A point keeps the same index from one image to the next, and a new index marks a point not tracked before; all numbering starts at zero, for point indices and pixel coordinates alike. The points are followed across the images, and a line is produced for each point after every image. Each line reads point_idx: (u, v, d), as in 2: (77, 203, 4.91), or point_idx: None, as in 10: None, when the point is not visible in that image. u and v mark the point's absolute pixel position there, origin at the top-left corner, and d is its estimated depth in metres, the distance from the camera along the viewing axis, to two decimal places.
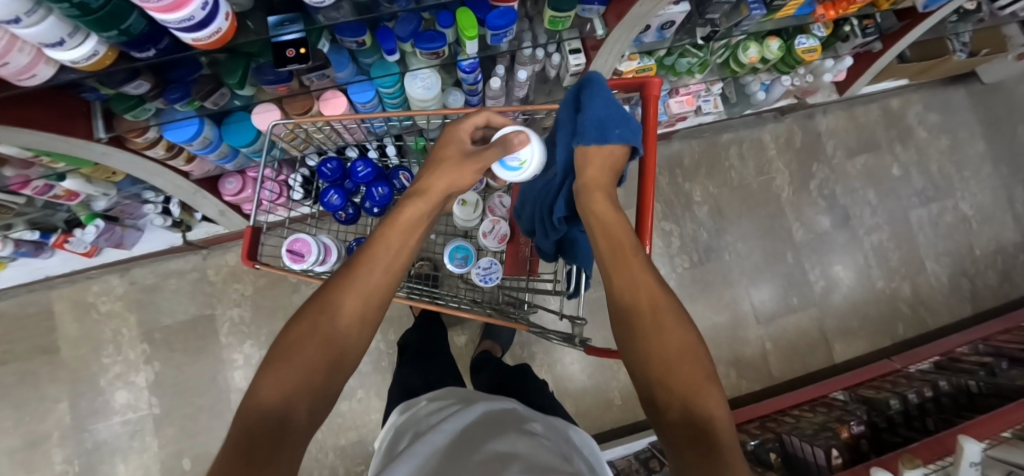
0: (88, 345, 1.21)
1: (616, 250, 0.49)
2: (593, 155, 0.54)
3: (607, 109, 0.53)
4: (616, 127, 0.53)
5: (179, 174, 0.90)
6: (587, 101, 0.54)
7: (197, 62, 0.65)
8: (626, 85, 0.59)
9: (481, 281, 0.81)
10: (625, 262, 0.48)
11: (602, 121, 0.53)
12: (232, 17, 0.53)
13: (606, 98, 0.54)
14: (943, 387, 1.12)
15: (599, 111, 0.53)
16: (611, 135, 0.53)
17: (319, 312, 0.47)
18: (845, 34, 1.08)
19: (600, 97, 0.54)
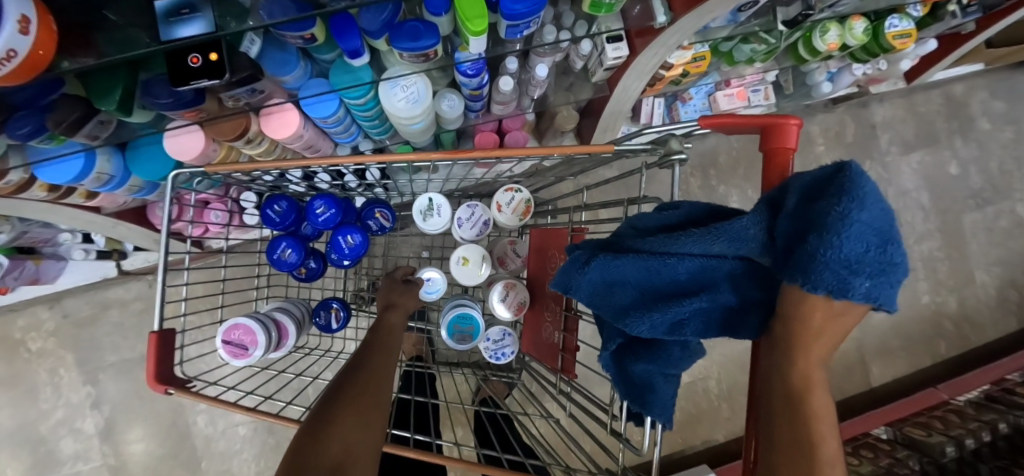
0: (20, 388, 1.03)
1: (801, 439, 0.27)
2: (815, 305, 0.27)
3: (873, 248, 0.25)
4: (869, 280, 0.25)
5: (82, 211, 0.68)
6: (838, 219, 0.25)
7: (58, 79, 0.41)
8: (739, 127, 0.39)
9: (491, 358, 0.64)
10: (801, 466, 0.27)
11: (852, 266, 0.25)
12: (44, 24, 0.29)
13: (884, 219, 0.26)
14: (1002, 430, 1.00)
15: (856, 243, 0.25)
16: (857, 295, 0.25)
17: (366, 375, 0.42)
18: (946, 14, 0.86)
19: (871, 215, 0.25)
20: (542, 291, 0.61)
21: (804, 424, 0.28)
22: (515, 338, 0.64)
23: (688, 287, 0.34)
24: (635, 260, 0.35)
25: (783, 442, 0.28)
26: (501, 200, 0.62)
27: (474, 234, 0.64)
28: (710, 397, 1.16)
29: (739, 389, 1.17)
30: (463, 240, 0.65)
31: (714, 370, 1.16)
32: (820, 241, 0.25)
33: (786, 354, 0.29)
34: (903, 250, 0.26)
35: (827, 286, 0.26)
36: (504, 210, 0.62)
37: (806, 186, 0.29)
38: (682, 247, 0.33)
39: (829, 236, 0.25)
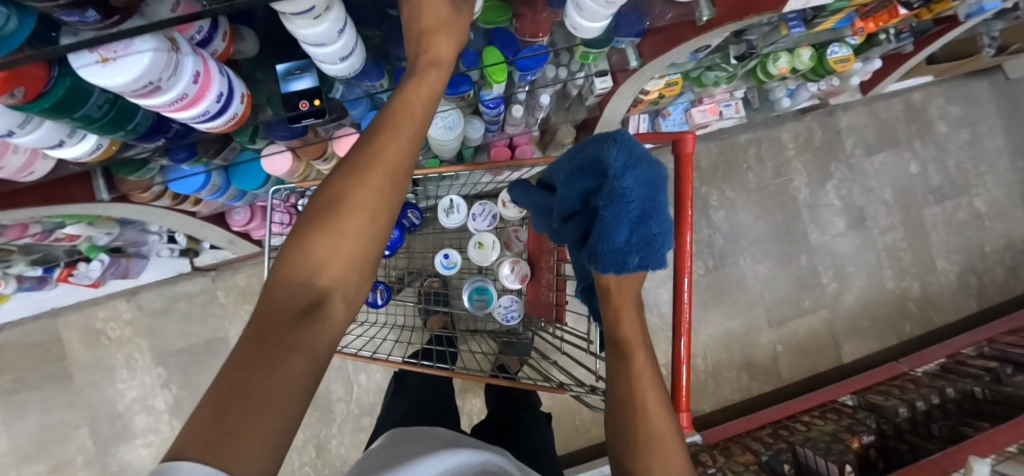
0: (102, 371, 1.20)
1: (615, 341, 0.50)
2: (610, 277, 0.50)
3: (637, 231, 0.47)
4: (639, 254, 0.48)
5: (185, 215, 0.85)
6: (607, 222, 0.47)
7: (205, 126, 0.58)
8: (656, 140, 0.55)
9: (503, 320, 0.80)
10: (628, 363, 0.47)
11: (621, 249, 0.47)
12: (249, 98, 0.48)
13: (640, 206, 0.47)
14: (950, 394, 1.15)
15: (621, 235, 0.47)
16: (632, 265, 0.48)
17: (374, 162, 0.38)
18: (880, 41, 1.02)
19: (630, 212, 0.47)
20: (540, 268, 0.78)
21: (624, 338, 0.49)
22: (521, 303, 0.80)
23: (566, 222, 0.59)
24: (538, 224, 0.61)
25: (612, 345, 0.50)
26: (505, 198, 0.79)
27: (486, 226, 0.81)
28: (697, 373, 1.32)
29: (723, 365, 1.33)
30: (476, 230, 0.82)
31: (701, 349, 1.32)
32: (604, 239, 0.48)
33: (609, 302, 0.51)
34: (654, 228, 0.47)
35: (615, 263, 0.48)
36: (507, 205, 0.79)
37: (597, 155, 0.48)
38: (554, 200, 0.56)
39: (607, 235, 0.48)
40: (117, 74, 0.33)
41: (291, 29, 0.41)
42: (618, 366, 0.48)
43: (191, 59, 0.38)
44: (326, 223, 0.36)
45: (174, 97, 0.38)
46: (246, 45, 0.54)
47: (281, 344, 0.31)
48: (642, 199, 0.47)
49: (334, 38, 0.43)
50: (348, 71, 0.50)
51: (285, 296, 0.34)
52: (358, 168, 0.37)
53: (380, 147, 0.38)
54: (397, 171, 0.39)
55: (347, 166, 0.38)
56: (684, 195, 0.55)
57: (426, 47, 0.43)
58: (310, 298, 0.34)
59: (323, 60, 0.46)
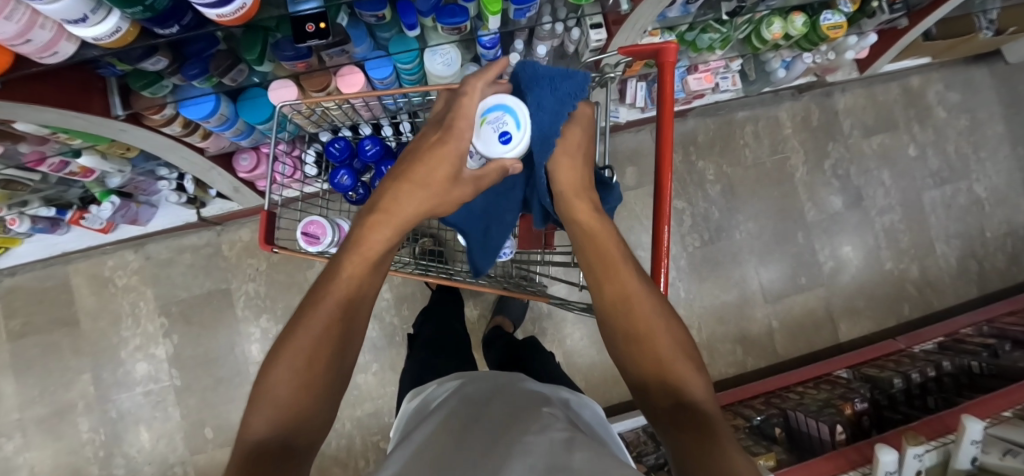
0: (108, 320, 1.24)
1: (588, 263, 0.49)
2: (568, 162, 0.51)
3: (540, 137, 0.49)
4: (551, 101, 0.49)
5: (194, 151, 0.89)
6: (529, 93, 0.49)
7: (213, 36, 0.63)
8: (638, 53, 0.55)
9: (495, 256, 0.81)
10: (609, 272, 0.47)
11: (539, 93, 0.49)
12: None
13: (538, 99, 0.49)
14: (946, 367, 1.14)
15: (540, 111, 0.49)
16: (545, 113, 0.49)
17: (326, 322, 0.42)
18: (873, 10, 1.04)
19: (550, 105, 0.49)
20: None
21: (586, 247, 0.50)
22: (514, 240, 0.81)
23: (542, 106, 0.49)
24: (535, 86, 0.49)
25: (592, 269, 0.49)
26: None
27: None
28: None
29: (718, 339, 1.33)
30: None
31: (695, 321, 1.32)
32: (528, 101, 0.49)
33: (565, 201, 0.51)
34: (556, 108, 0.49)
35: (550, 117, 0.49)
36: None
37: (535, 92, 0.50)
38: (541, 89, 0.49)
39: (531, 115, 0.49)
40: None
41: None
42: (606, 291, 0.47)
43: None
44: (286, 401, 0.38)
45: None
46: None
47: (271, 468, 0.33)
48: (559, 102, 0.49)
49: None
50: None
51: (255, 445, 0.36)
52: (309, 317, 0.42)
53: (339, 277, 0.45)
54: (346, 296, 0.44)
55: (296, 320, 0.42)
56: (665, 102, 0.53)
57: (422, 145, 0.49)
58: (284, 440, 0.37)
59: None
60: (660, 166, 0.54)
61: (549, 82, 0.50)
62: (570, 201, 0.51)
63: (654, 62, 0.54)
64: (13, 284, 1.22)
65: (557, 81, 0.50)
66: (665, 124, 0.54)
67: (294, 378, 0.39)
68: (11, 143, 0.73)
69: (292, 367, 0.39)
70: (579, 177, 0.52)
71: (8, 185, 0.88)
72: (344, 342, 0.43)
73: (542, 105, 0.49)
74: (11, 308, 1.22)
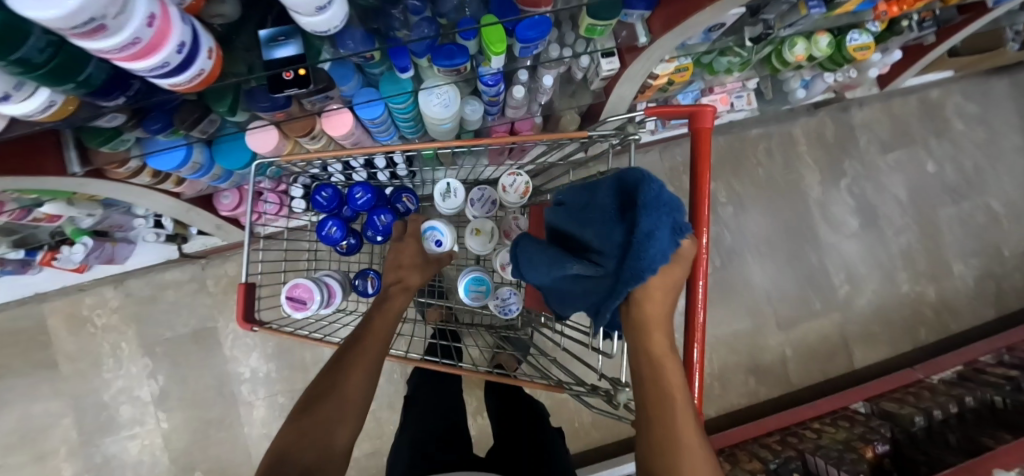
0: (88, 360, 1.17)
1: (646, 395, 0.43)
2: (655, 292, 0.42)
3: (640, 268, 0.39)
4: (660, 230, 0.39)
5: (168, 196, 0.82)
6: (643, 210, 0.40)
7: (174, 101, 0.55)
8: (670, 115, 0.48)
9: (500, 313, 0.74)
10: (665, 400, 0.41)
11: (654, 214, 0.39)
12: (214, 53, 0.44)
13: (651, 221, 0.39)
14: (967, 403, 1.09)
15: (654, 236, 0.39)
16: (657, 244, 0.39)
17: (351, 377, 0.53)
18: (902, 29, 0.97)
19: (662, 231, 0.39)
20: None
21: (648, 377, 0.43)
22: (520, 296, 0.74)
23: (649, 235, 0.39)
24: (648, 207, 0.40)
25: (648, 404, 0.42)
26: (504, 182, 0.72)
27: (483, 213, 0.75)
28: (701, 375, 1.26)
29: (729, 369, 1.28)
30: (474, 217, 0.75)
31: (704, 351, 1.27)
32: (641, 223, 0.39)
33: (639, 327, 0.43)
34: (665, 241, 0.39)
35: (656, 252, 0.39)
36: (506, 190, 0.71)
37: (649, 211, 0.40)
38: (657, 214, 0.39)
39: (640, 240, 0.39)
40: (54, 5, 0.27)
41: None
42: (658, 434, 0.41)
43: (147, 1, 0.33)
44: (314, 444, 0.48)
45: (125, 42, 0.33)
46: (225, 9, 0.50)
47: None
48: (671, 235, 0.40)
49: None
50: (330, 24, 0.44)
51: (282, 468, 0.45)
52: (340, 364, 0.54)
53: (368, 330, 0.58)
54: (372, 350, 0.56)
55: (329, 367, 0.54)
56: (702, 176, 0.46)
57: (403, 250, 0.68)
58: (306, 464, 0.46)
59: (299, 11, 0.40)
60: (694, 250, 0.48)
61: (667, 208, 0.40)
62: (649, 326, 0.43)
63: (688, 126, 0.47)
64: None
65: (671, 208, 0.40)
66: (701, 202, 0.47)
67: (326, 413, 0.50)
68: None
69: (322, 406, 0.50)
70: (667, 303, 0.43)
71: None
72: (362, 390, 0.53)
73: (654, 231, 0.39)
74: None
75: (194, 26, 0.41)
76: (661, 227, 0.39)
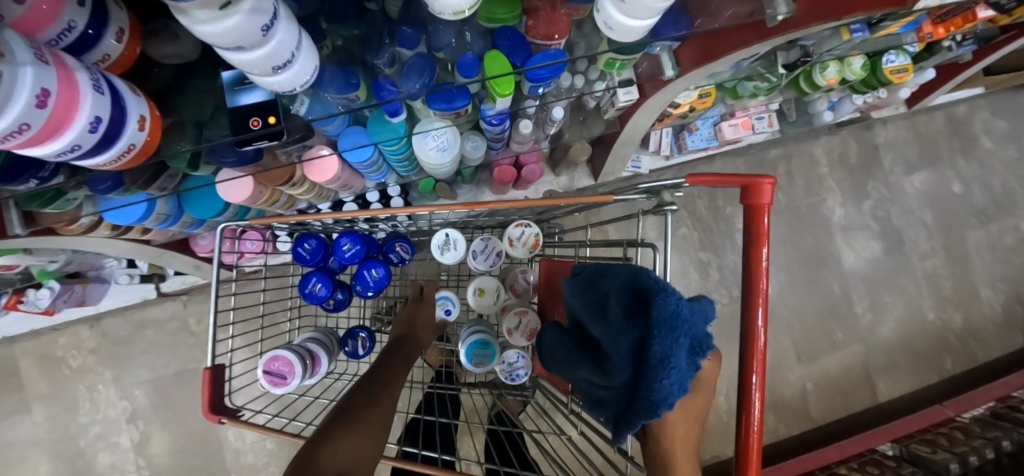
0: (61, 405, 1.08)
1: None
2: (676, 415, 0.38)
3: (655, 398, 0.35)
4: (677, 352, 0.35)
5: (136, 243, 0.73)
6: (655, 330, 0.35)
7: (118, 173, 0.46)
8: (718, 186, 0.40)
9: (506, 380, 0.66)
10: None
11: (669, 333, 0.35)
12: (151, 119, 0.35)
13: (664, 343, 0.35)
14: (1007, 447, 1.00)
15: (666, 359, 0.35)
16: (674, 370, 0.35)
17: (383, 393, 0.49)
18: (942, 49, 0.88)
19: (679, 352, 0.35)
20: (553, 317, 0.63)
21: None
22: (529, 360, 0.65)
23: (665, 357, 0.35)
24: (661, 325, 0.35)
25: None
26: (511, 234, 0.63)
27: (487, 266, 0.66)
28: (719, 413, 1.19)
29: None
30: (477, 270, 0.67)
31: (723, 388, 1.19)
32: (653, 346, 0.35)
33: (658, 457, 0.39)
34: (683, 365, 0.35)
35: (673, 382, 0.35)
36: (514, 244, 0.63)
37: (663, 328, 0.35)
38: (671, 335, 0.35)
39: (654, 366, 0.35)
40: None
41: (188, 28, 0.25)
42: None
43: (35, 71, 0.24)
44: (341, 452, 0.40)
45: (12, 130, 0.24)
46: (179, 47, 0.42)
47: None
48: (690, 358, 0.35)
49: (260, 38, 0.28)
50: (294, 83, 0.35)
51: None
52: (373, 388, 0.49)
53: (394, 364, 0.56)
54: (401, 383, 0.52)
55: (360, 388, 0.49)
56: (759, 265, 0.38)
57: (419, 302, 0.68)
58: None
59: (253, 72, 0.31)
60: (744, 364, 0.39)
61: (685, 326, 0.35)
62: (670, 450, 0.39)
63: (741, 203, 0.39)
64: None
65: (692, 321, 0.36)
66: (758, 300, 0.38)
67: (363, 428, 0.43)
68: None
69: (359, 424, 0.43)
70: (689, 432, 0.39)
71: None
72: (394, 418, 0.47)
73: (671, 354, 0.35)
74: None
75: (119, 86, 0.32)
76: (677, 350, 0.35)
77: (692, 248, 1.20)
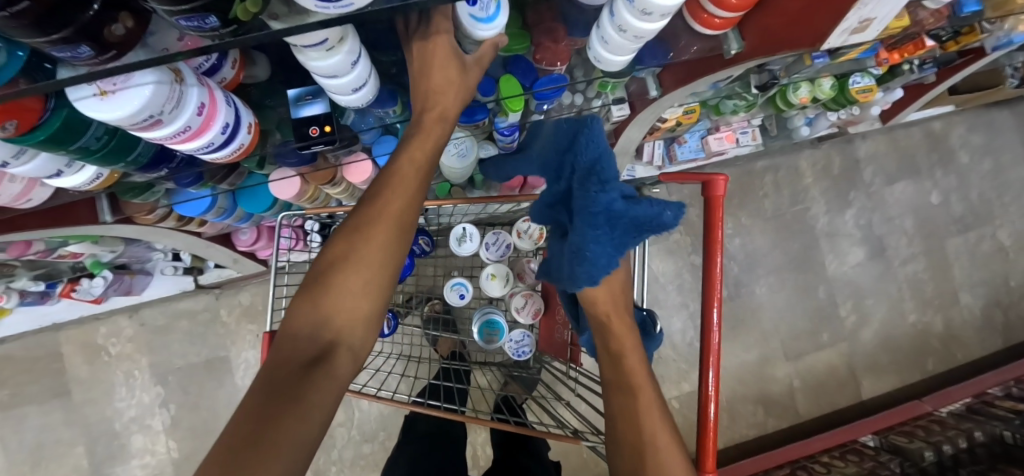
0: (101, 388, 1.18)
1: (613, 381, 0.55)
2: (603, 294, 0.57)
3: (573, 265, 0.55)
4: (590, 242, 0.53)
5: (190, 235, 0.84)
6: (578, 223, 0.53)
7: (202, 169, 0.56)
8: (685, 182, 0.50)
9: (514, 356, 0.75)
10: (632, 399, 0.52)
11: (591, 224, 0.52)
12: (256, 126, 0.47)
13: (584, 234, 0.53)
14: (978, 437, 1.08)
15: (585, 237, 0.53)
16: (592, 259, 0.53)
17: (357, 262, 0.47)
18: (903, 72, 0.98)
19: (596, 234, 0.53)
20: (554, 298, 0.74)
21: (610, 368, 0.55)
22: (534, 339, 0.75)
23: (580, 245, 0.54)
24: (583, 218, 0.52)
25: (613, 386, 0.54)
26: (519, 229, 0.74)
27: (498, 256, 0.76)
28: None
29: (738, 399, 1.28)
30: (489, 260, 0.77)
31: None
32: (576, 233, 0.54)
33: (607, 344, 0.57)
34: (604, 251, 0.53)
35: (591, 264, 0.54)
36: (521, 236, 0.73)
37: (586, 218, 0.52)
38: (585, 225, 0.53)
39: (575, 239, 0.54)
40: (115, 108, 0.31)
41: (302, 61, 0.39)
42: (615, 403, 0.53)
43: (196, 91, 0.36)
44: (314, 313, 0.46)
45: (177, 129, 0.36)
46: (257, 70, 0.51)
47: (299, 379, 0.42)
48: (610, 251, 0.54)
49: (347, 69, 0.41)
50: (362, 100, 0.47)
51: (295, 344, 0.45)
52: (356, 233, 0.47)
53: (399, 170, 0.48)
54: (404, 210, 0.48)
55: (348, 230, 0.48)
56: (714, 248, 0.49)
57: (431, 55, 0.44)
58: (318, 350, 0.45)
59: (337, 91, 0.44)
60: (705, 323, 0.50)
61: (605, 224, 0.52)
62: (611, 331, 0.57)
63: (702, 194, 0.49)
64: None
65: (606, 216, 0.52)
66: (712, 268, 0.49)
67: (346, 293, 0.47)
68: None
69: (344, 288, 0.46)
70: (620, 311, 0.58)
71: None
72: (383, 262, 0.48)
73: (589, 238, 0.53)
74: None
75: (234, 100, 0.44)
76: (600, 242, 0.53)
77: (684, 251, 1.30)
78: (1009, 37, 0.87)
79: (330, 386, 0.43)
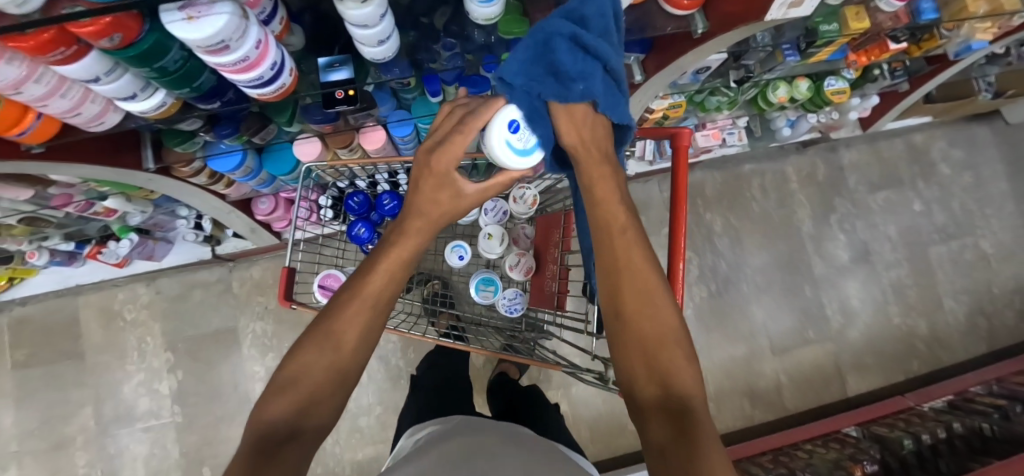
0: (114, 352, 1.24)
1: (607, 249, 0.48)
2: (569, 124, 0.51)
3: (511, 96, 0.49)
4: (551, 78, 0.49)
5: (216, 197, 0.92)
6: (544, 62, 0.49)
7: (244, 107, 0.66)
8: (655, 135, 0.58)
9: (505, 312, 0.80)
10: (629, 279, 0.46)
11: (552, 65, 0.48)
12: (295, 72, 0.56)
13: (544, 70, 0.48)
14: (957, 429, 1.11)
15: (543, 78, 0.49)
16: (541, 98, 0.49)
17: (342, 333, 0.46)
18: (874, 77, 1.07)
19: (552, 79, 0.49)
20: (545, 258, 0.82)
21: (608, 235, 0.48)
22: (525, 297, 0.81)
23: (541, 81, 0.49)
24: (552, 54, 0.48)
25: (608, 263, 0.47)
26: (514, 194, 0.80)
27: (496, 221, 0.83)
28: None
29: (725, 391, 1.32)
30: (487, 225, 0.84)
31: (701, 372, 1.32)
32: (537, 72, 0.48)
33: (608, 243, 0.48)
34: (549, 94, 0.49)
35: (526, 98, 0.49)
36: (516, 201, 0.80)
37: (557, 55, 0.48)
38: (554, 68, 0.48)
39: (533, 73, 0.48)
40: (196, 32, 0.39)
41: (342, 10, 0.48)
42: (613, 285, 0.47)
43: (257, 30, 0.45)
44: (289, 394, 0.42)
45: (238, 59, 0.45)
46: (295, 39, 0.60)
47: (278, 450, 0.38)
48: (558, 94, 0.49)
49: (376, 20, 0.50)
50: (386, 53, 0.56)
51: (268, 425, 0.40)
52: (334, 312, 0.47)
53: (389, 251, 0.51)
54: (386, 294, 0.49)
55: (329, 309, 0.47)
56: (679, 189, 0.55)
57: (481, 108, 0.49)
58: (291, 425, 0.41)
59: (366, 41, 0.53)
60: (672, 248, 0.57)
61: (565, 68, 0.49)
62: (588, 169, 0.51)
63: (669, 144, 0.57)
64: (24, 315, 1.23)
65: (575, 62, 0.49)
66: (678, 203, 0.56)
67: (322, 357, 0.45)
68: (42, 187, 0.76)
69: (319, 361, 0.44)
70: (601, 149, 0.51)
71: (31, 223, 0.89)
72: (365, 347, 0.47)
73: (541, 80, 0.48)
74: (19, 338, 1.22)
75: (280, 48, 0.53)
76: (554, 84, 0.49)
77: None
78: (967, 45, 0.96)
79: (305, 459, 0.40)
